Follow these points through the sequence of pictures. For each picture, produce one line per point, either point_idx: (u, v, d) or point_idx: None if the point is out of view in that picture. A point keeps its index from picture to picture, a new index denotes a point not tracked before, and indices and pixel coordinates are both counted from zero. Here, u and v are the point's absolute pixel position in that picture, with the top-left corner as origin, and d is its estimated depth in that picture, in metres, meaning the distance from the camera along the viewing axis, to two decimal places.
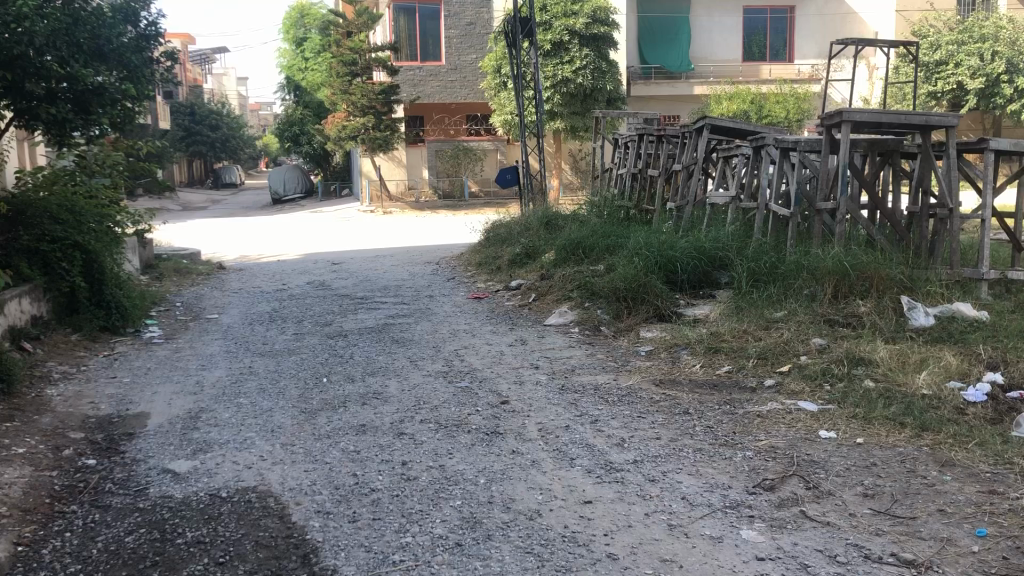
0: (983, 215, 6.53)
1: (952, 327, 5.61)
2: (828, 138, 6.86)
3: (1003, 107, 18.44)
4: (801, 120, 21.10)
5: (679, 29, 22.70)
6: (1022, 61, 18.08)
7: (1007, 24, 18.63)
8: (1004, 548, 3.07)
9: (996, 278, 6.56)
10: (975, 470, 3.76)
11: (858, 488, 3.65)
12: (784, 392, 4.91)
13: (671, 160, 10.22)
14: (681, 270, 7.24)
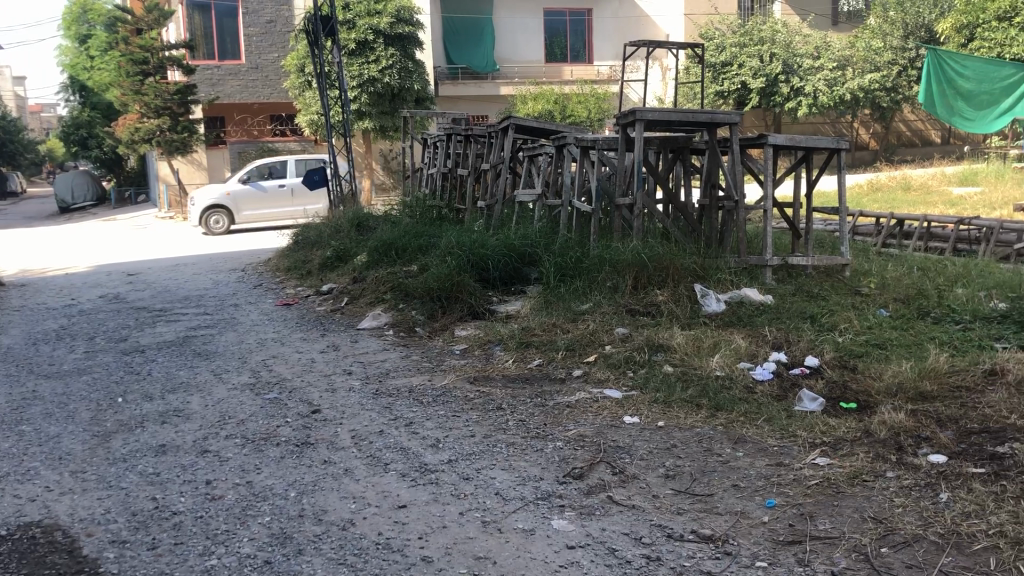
0: (765, 207, 7.01)
1: (741, 311, 6.00)
2: (624, 136, 7.16)
3: (782, 105, 19.92)
4: (602, 118, 21.87)
5: (483, 30, 22.96)
6: (797, 63, 19.60)
7: (782, 27, 20.09)
8: (790, 515, 3.30)
9: (778, 264, 7.06)
10: (763, 444, 4.02)
11: (660, 469, 3.81)
12: (590, 381, 5.07)
13: (479, 159, 10.34)
14: (492, 267, 7.32)
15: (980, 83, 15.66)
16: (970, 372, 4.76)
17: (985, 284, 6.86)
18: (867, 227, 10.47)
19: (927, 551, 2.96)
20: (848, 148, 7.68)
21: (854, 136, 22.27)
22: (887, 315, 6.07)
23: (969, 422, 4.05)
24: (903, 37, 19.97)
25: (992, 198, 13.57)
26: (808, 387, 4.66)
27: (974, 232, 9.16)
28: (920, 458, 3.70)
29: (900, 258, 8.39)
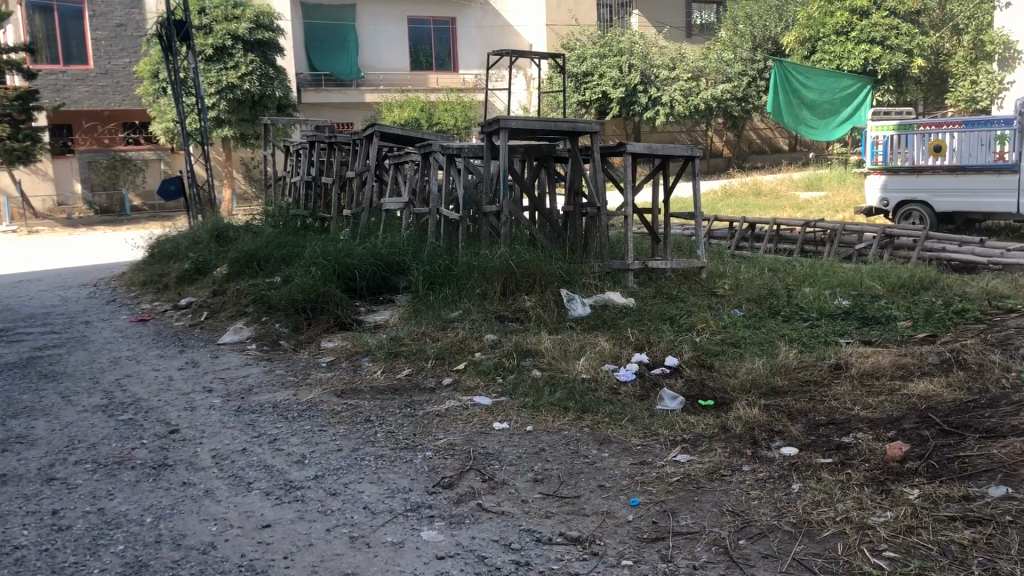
0: (627, 212, 7.20)
1: (606, 314, 6.14)
2: (489, 144, 7.21)
3: (641, 114, 20.52)
4: (468, 126, 21.93)
5: (345, 37, 22.62)
6: (654, 74, 20.27)
7: (640, 39, 20.71)
8: (653, 513, 3.39)
9: (640, 268, 7.25)
10: (628, 444, 4.12)
11: (529, 474, 3.84)
12: (460, 389, 5.06)
13: (343, 167, 10.19)
14: (359, 277, 7.21)
15: (821, 94, 16.60)
16: (817, 366, 5.03)
17: (830, 283, 7.26)
18: (721, 231, 10.90)
19: (781, 541, 3.09)
20: (703, 155, 7.97)
21: (710, 144, 23.16)
22: (741, 315, 6.34)
23: (817, 414, 4.27)
24: (752, 50, 20.84)
25: (835, 202, 14.39)
26: (669, 387, 4.81)
27: (819, 234, 9.70)
28: (773, 451, 3.87)
29: (752, 259, 8.78)
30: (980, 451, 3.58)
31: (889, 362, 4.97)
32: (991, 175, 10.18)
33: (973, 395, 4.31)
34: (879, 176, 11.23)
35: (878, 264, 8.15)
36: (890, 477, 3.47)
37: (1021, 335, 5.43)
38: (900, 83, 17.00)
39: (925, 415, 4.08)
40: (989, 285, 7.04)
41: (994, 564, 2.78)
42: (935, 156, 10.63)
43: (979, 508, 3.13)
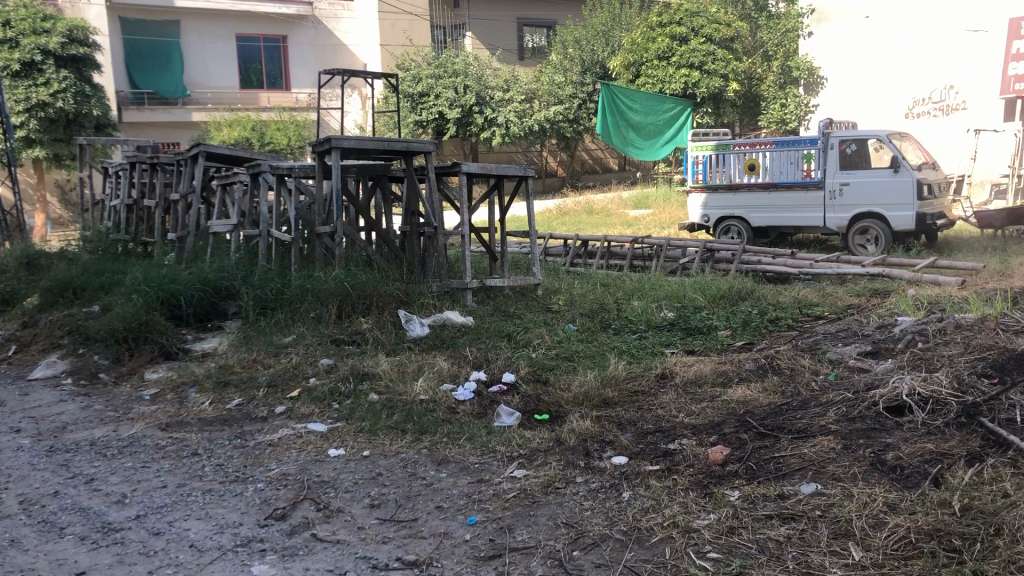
0: (462, 232, 7.25)
1: (443, 334, 6.14)
2: (320, 164, 7.08)
3: (477, 134, 20.74)
4: (302, 145, 21.48)
5: (170, 54, 21.65)
6: (489, 95, 20.55)
7: (473, 61, 20.99)
8: (490, 530, 3.40)
9: (477, 287, 7.29)
10: (466, 463, 4.12)
11: (365, 500, 3.77)
12: (294, 417, 4.92)
13: (167, 189, 9.75)
14: (185, 303, 6.89)
15: (646, 116, 17.25)
16: (644, 377, 5.22)
17: (657, 297, 7.56)
18: (556, 248, 11.14)
19: (613, 549, 3.17)
20: (535, 175, 8.13)
21: (545, 163, 23.70)
22: (574, 329, 6.50)
23: (645, 423, 4.43)
24: (581, 73, 21.56)
25: (661, 219, 15.03)
26: (505, 403, 4.85)
27: (647, 249, 10.08)
28: (604, 461, 3.98)
29: (585, 276, 9.04)
30: (793, 451, 3.81)
31: (710, 370, 5.21)
32: (799, 191, 10.92)
33: (785, 398, 4.59)
34: (701, 194, 11.84)
35: (700, 277, 8.58)
36: (713, 480, 3.63)
37: (827, 340, 5.84)
38: (719, 105, 17.92)
39: (743, 419, 4.31)
40: (799, 294, 7.54)
41: (806, 557, 2.95)
42: (750, 174, 11.31)
43: (792, 506, 3.32)
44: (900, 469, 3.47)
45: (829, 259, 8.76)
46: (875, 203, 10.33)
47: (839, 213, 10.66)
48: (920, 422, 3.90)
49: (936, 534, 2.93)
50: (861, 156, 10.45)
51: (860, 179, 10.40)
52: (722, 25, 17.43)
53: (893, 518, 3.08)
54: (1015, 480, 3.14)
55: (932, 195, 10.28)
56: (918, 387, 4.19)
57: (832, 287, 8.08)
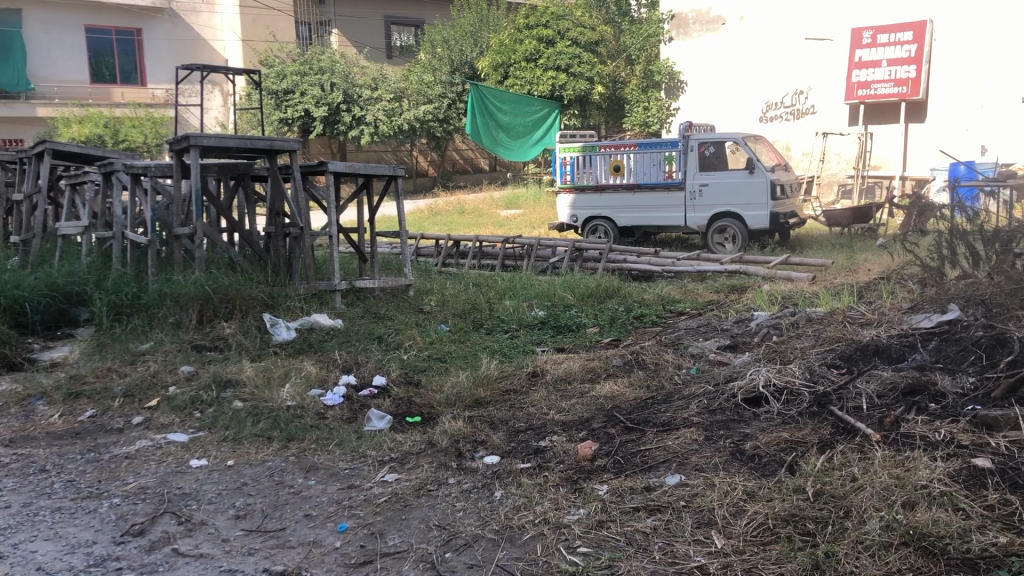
0: (331, 232, 7.11)
1: (311, 338, 6.00)
2: (178, 163, 6.78)
3: (345, 133, 20.39)
4: (159, 143, 20.58)
5: (10, 44, 20.30)
6: (357, 93, 20.24)
7: (340, 59, 20.63)
8: (360, 536, 3.34)
9: (346, 288, 7.15)
10: (335, 469, 4.04)
11: (230, 511, 3.64)
12: (152, 427, 4.70)
13: (9, 188, 9.14)
14: (31, 310, 6.47)
15: (515, 117, 17.10)
16: (515, 375, 5.26)
17: (527, 296, 7.63)
18: (427, 248, 11.07)
19: (486, 549, 3.17)
20: (404, 174, 8.04)
21: (415, 163, 23.55)
22: (446, 330, 6.48)
23: (517, 421, 4.46)
24: (449, 73, 21.63)
25: (531, 219, 15.21)
26: (376, 406, 4.78)
27: (518, 249, 10.16)
28: (476, 461, 3.98)
29: (457, 275, 9.04)
30: (657, 444, 3.92)
31: (579, 367, 5.30)
32: (662, 192, 11.28)
33: (650, 393, 4.72)
34: (568, 195, 12.03)
35: (568, 275, 8.71)
36: (582, 475, 3.69)
37: (689, 335, 6.04)
38: (584, 107, 18.23)
39: (611, 414, 4.41)
40: (663, 291, 7.76)
41: (672, 548, 3.03)
42: (616, 175, 11.58)
43: (658, 497, 3.41)
44: (757, 458, 3.62)
45: (690, 258, 9.08)
46: (733, 203, 10.78)
47: (699, 213, 11.06)
48: (776, 412, 4.08)
49: (791, 519, 3.07)
50: (719, 158, 10.88)
51: (718, 180, 10.82)
52: (587, 29, 17.75)
53: (752, 506, 3.20)
54: (862, 464, 3.33)
55: (784, 195, 10.79)
56: (774, 378, 4.39)
57: (694, 284, 8.37)
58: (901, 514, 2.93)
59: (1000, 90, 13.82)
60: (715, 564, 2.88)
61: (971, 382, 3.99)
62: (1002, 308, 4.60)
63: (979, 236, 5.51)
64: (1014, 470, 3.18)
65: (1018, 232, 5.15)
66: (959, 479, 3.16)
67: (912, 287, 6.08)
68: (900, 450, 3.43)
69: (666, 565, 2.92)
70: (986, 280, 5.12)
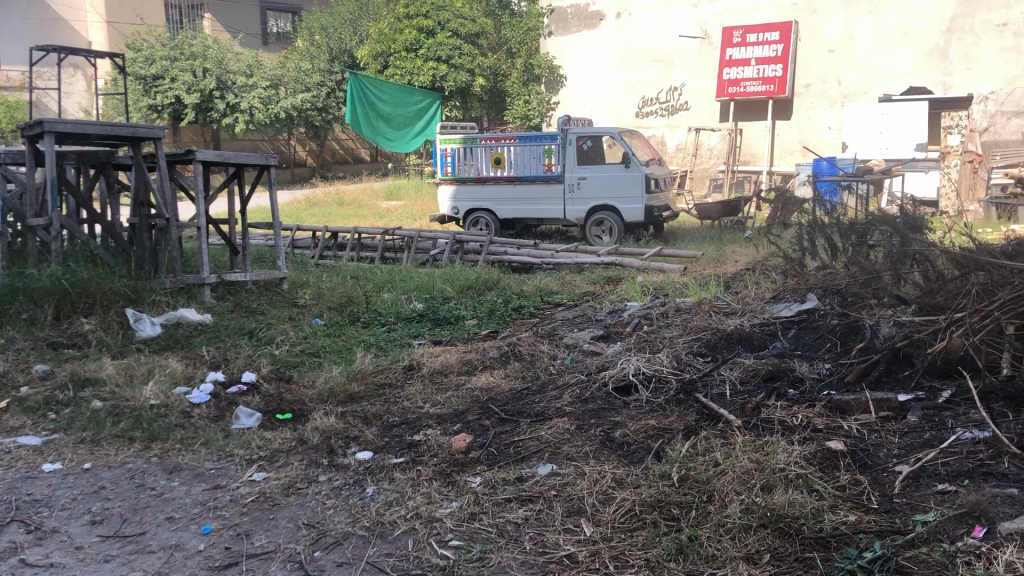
0: (200, 224, 6.82)
1: (177, 334, 5.77)
2: (31, 150, 6.38)
3: (219, 121, 19.65)
4: (14, 128, 19.28)
5: None
6: (231, 80, 19.55)
7: (213, 44, 19.90)
8: (226, 538, 3.22)
9: (216, 281, 6.88)
10: (200, 469, 3.89)
11: (85, 517, 3.45)
12: (0, 431, 4.40)
13: None
14: None
15: (395, 107, 16.53)
16: (391, 369, 5.20)
17: (406, 288, 7.55)
18: (304, 241, 10.81)
19: (355, 546, 3.12)
20: (276, 164, 7.79)
21: (292, 153, 22.99)
22: (321, 324, 6.35)
23: (390, 416, 4.40)
24: (328, 61, 21.37)
25: (412, 211, 15.09)
26: (244, 404, 4.63)
27: (398, 241, 10.06)
28: (348, 457, 3.91)
29: (334, 268, 8.88)
30: (530, 434, 3.95)
31: (456, 359, 5.28)
32: (542, 185, 11.39)
33: (525, 383, 4.75)
34: (450, 186, 11.98)
35: (447, 267, 8.68)
36: (455, 469, 3.68)
37: (564, 325, 6.12)
38: (465, 99, 18.13)
39: (486, 406, 4.41)
40: (541, 283, 7.84)
41: (542, 537, 3.05)
42: (496, 168, 11.61)
43: (529, 487, 3.43)
44: (627, 446, 3.69)
45: (568, 249, 9.20)
46: (609, 196, 10.99)
47: (577, 206, 11.22)
48: (644, 400, 4.17)
49: (657, 505, 3.13)
50: (595, 152, 11.05)
51: (595, 173, 11.00)
52: (467, 20, 17.56)
53: (620, 493, 3.26)
54: (724, 449, 3.44)
55: (658, 189, 11.08)
56: (643, 367, 4.50)
57: (572, 275, 8.49)
58: (759, 496, 3.04)
59: (860, 89, 14.78)
60: (585, 551, 2.92)
61: (827, 368, 4.18)
62: (858, 298, 4.83)
63: (836, 229, 5.80)
64: (864, 452, 3.36)
65: (871, 226, 5.42)
66: (813, 461, 3.31)
67: (775, 277, 6.33)
68: (759, 435, 3.56)
69: (536, 554, 2.93)
70: (842, 270, 5.36)
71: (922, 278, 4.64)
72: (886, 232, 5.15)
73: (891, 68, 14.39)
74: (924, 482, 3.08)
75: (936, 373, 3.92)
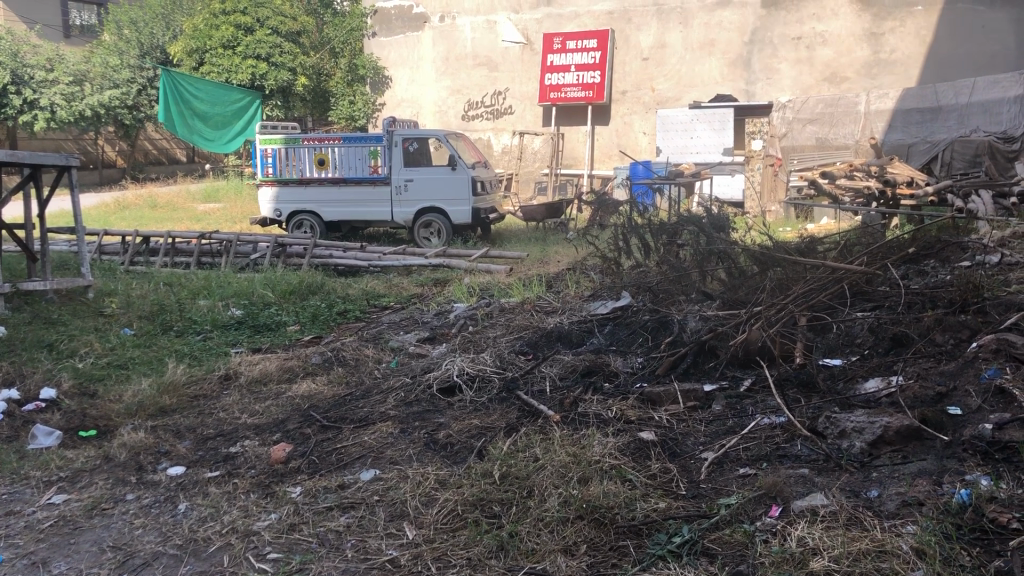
0: None
1: None
2: None
3: (15, 118, 18.13)
4: None
5: None
6: (28, 74, 18.06)
7: (7, 35, 18.37)
8: (19, 568, 2.98)
9: (10, 291, 6.34)
10: None
11: None
12: None
13: None
14: None
15: (213, 105, 15.89)
16: (206, 380, 4.98)
17: (224, 295, 7.26)
18: (112, 246, 10.18)
19: (166, 566, 2.97)
20: (79, 165, 7.26)
21: (100, 153, 21.61)
22: (130, 334, 6.00)
23: (205, 428, 4.22)
24: (139, 57, 20.29)
25: (231, 214, 14.56)
26: (43, 422, 4.30)
27: (215, 245, 9.66)
28: (159, 473, 3.72)
29: (146, 274, 8.42)
30: (353, 440, 3.89)
31: (276, 367, 5.13)
32: (367, 187, 11.25)
33: (349, 389, 4.68)
34: (271, 188, 11.62)
35: (269, 272, 8.42)
36: (275, 479, 3.57)
37: (391, 329, 6.07)
38: (287, 99, 17.45)
39: (307, 414, 4.30)
40: (366, 286, 7.73)
41: (364, 544, 3.01)
42: (320, 169, 11.38)
43: (351, 494, 3.38)
44: (450, 446, 3.71)
45: (395, 252, 9.15)
46: (436, 199, 11.01)
47: (405, 208, 11.18)
48: (469, 400, 4.21)
49: (478, 503, 3.17)
50: (422, 154, 11.06)
51: (422, 175, 11.00)
52: (287, 18, 16.93)
53: (442, 494, 3.27)
54: (543, 444, 3.51)
55: (484, 192, 11.22)
56: (467, 367, 4.53)
57: (400, 278, 8.46)
58: (576, 489, 3.13)
59: (673, 96, 15.52)
60: (407, 554, 2.91)
61: (639, 362, 4.38)
62: (667, 293, 5.05)
63: (648, 229, 6.07)
64: (673, 441, 3.53)
65: (680, 226, 5.71)
66: (627, 451, 3.44)
67: (592, 277, 6.55)
68: (576, 429, 3.67)
69: (357, 562, 2.89)
70: (654, 268, 5.63)
71: (725, 275, 4.94)
72: (693, 233, 5.46)
73: (700, 77, 15.22)
74: (727, 467, 3.27)
75: (737, 363, 4.16)
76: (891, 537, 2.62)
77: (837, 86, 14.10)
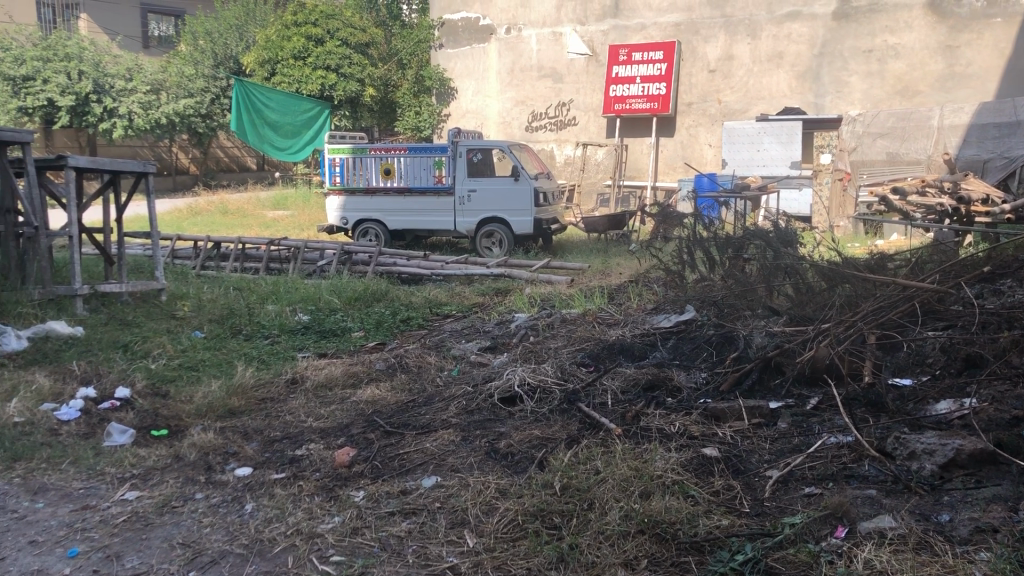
0: (71, 232, 6.48)
1: (46, 348, 5.49)
2: None
3: (95, 125, 18.76)
4: None
5: None
6: (108, 83, 18.70)
7: (89, 45, 19.05)
8: (94, 561, 3.08)
9: (89, 293, 6.56)
10: (67, 489, 3.71)
11: None
12: None
13: None
14: None
15: (282, 115, 16.25)
16: (273, 383, 5.09)
17: (291, 300, 7.40)
18: (185, 250, 10.45)
19: (232, 565, 3.03)
20: (155, 172, 7.47)
21: (174, 160, 22.23)
22: (200, 336, 6.16)
23: (272, 431, 4.31)
24: (213, 67, 20.84)
25: (298, 221, 14.84)
26: (117, 420, 4.44)
27: (283, 252, 9.86)
28: (227, 474, 3.81)
29: (217, 279, 8.63)
30: (416, 447, 3.93)
31: (341, 372, 5.21)
32: (432, 196, 11.37)
33: (411, 396, 4.73)
34: (338, 196, 11.83)
35: (335, 279, 8.56)
36: (338, 483, 3.63)
37: (453, 337, 6.11)
38: (355, 109, 17.73)
39: (370, 419, 4.36)
40: (429, 295, 7.80)
41: (425, 550, 3.04)
42: (386, 179, 11.54)
43: (413, 501, 3.41)
44: (511, 456, 3.73)
45: (458, 261, 9.21)
46: (499, 209, 11.07)
47: (468, 218, 11.25)
48: (530, 410, 4.22)
49: (539, 514, 3.17)
50: (486, 165, 11.13)
51: (485, 186, 11.07)
52: (357, 30, 17.21)
53: (503, 503, 3.29)
54: (604, 457, 3.51)
55: (547, 203, 11.24)
56: (529, 377, 4.54)
57: (462, 287, 8.53)
58: (637, 503, 3.12)
59: (739, 108, 15.36)
60: (467, 562, 2.92)
61: (703, 377, 4.34)
62: (732, 308, 5.00)
63: (713, 243, 6.02)
64: (737, 458, 3.49)
65: (746, 240, 5.66)
66: (690, 467, 3.41)
67: (656, 289, 6.51)
68: (638, 443, 3.66)
69: (419, 567, 2.92)
70: (719, 282, 5.58)
71: (792, 290, 4.87)
72: (759, 247, 5.40)
73: (767, 89, 15.03)
74: (792, 486, 3.22)
75: (804, 381, 4.09)
76: (963, 563, 2.55)
77: (909, 100, 13.80)
